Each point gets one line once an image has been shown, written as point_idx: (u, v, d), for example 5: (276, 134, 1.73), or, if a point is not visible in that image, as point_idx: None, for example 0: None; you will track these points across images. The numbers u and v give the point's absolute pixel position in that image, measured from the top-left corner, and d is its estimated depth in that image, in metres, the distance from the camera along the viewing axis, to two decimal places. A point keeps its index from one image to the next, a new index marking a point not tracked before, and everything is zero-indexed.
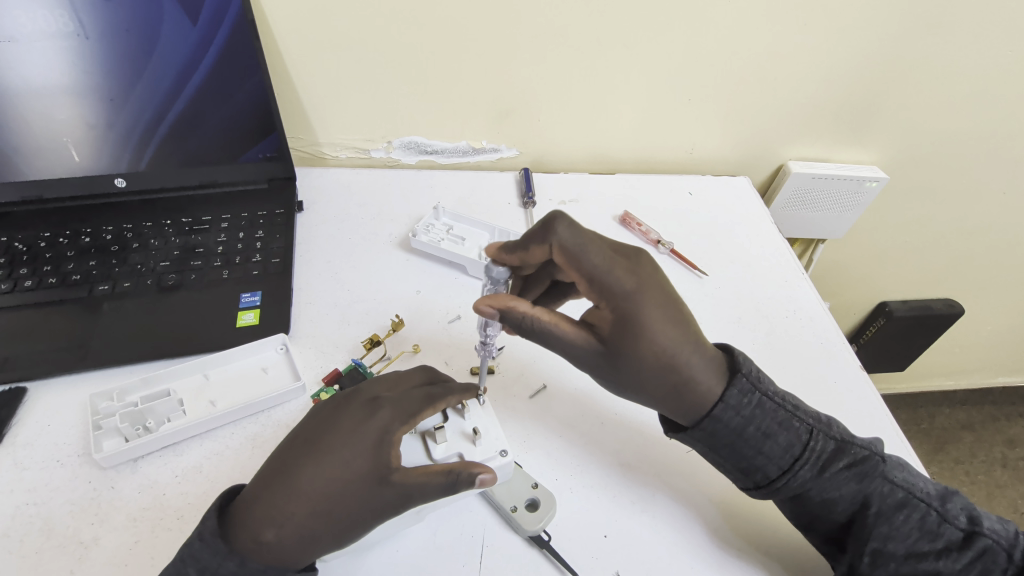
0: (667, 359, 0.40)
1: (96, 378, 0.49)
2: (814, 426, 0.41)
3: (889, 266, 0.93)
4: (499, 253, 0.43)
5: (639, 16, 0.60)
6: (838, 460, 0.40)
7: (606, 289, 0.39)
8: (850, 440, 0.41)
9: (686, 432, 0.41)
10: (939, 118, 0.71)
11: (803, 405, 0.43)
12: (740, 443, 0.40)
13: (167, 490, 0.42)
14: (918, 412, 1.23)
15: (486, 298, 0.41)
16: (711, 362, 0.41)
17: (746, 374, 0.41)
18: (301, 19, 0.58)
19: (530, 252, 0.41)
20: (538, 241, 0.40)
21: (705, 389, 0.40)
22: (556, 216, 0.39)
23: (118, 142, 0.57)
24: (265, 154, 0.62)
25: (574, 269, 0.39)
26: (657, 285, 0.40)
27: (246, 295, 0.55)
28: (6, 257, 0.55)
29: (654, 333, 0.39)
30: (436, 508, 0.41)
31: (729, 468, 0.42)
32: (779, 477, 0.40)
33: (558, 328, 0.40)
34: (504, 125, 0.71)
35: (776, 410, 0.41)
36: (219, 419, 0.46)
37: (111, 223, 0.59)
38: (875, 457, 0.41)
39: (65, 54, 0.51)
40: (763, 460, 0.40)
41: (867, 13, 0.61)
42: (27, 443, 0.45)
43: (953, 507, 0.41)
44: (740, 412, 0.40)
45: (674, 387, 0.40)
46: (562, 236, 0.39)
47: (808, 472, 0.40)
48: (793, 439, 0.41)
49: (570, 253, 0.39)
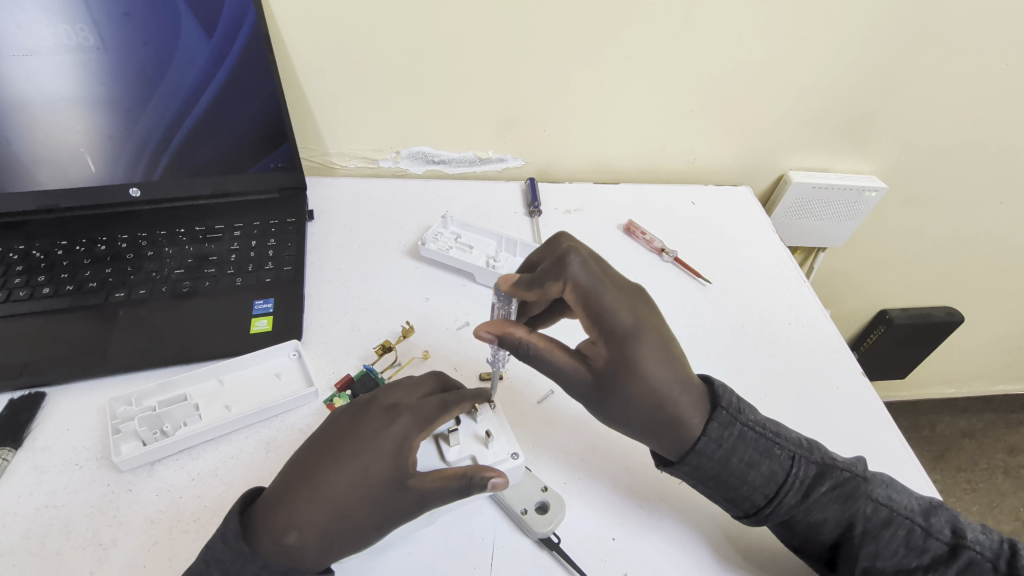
0: (658, 395, 0.41)
1: (113, 383, 0.50)
2: (795, 452, 0.42)
3: (890, 274, 0.95)
4: (514, 287, 0.41)
5: (643, 29, 0.62)
6: (821, 484, 0.41)
7: (607, 328, 0.40)
8: (831, 463, 0.42)
9: (675, 467, 0.42)
10: (936, 128, 0.72)
11: (783, 431, 0.43)
12: (726, 474, 0.41)
13: (184, 494, 0.43)
14: (920, 419, 1.24)
15: (486, 324, 0.42)
16: (696, 397, 0.42)
17: (726, 407, 0.42)
18: (314, 32, 0.60)
19: (545, 288, 0.40)
20: (554, 277, 0.39)
21: (692, 423, 0.41)
22: (572, 253, 0.39)
23: (134, 152, 0.58)
24: (276, 164, 0.63)
25: (582, 306, 0.40)
26: (653, 324, 0.42)
27: (259, 301, 0.56)
28: (24, 264, 0.57)
29: (646, 370, 0.41)
30: (448, 510, 0.42)
31: (718, 498, 0.42)
32: (767, 504, 0.41)
33: (553, 354, 0.41)
34: (510, 136, 0.72)
35: (757, 439, 0.42)
36: (234, 423, 0.47)
37: (127, 232, 0.61)
38: (856, 478, 0.42)
39: (84, 69, 0.53)
40: (749, 489, 0.41)
41: (863, 26, 0.63)
42: (45, 446, 0.46)
43: (938, 521, 0.42)
44: (722, 444, 0.41)
45: (663, 421, 0.41)
46: (578, 273, 0.39)
47: (793, 498, 0.41)
48: (775, 466, 0.41)
49: (584, 290, 0.39)
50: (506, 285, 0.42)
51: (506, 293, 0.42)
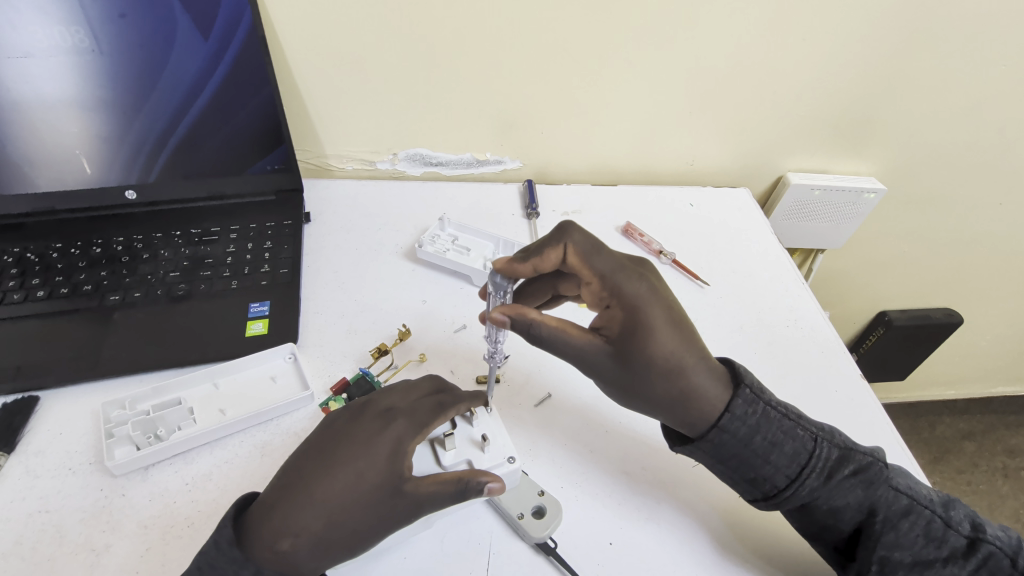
0: (674, 362, 0.40)
1: (107, 387, 0.50)
2: (818, 435, 0.42)
3: (889, 276, 0.94)
4: (510, 264, 0.43)
5: (641, 31, 0.62)
6: (844, 467, 0.41)
7: (617, 290, 0.41)
8: (853, 447, 0.42)
9: (693, 445, 0.41)
10: (935, 129, 0.72)
11: (806, 414, 0.43)
12: (748, 454, 0.40)
13: (178, 498, 0.43)
14: (919, 421, 1.24)
15: (498, 307, 0.42)
16: (714, 371, 0.42)
17: (750, 385, 0.42)
18: (312, 34, 0.60)
19: (543, 258, 0.42)
20: (552, 245, 0.42)
21: (712, 397, 0.41)
22: (569, 223, 0.42)
23: (130, 154, 0.58)
24: (273, 166, 0.63)
25: (585, 271, 0.42)
26: (661, 293, 0.42)
27: (255, 304, 0.56)
28: (18, 267, 0.56)
29: (661, 335, 0.40)
30: (444, 515, 0.42)
31: (738, 480, 0.41)
32: (788, 486, 0.40)
33: (567, 333, 0.40)
34: (508, 138, 0.72)
35: (782, 419, 0.41)
36: (229, 428, 0.46)
37: (122, 234, 0.60)
38: (878, 464, 0.41)
39: (80, 71, 0.52)
40: (771, 470, 0.40)
41: (862, 26, 0.62)
42: (38, 451, 0.45)
43: (956, 514, 0.41)
44: (747, 421, 0.41)
45: (682, 393, 0.40)
46: (575, 238, 0.42)
47: (816, 481, 0.40)
48: (799, 448, 0.41)
49: (584, 255, 0.42)
50: (501, 264, 0.43)
51: (503, 274, 0.43)
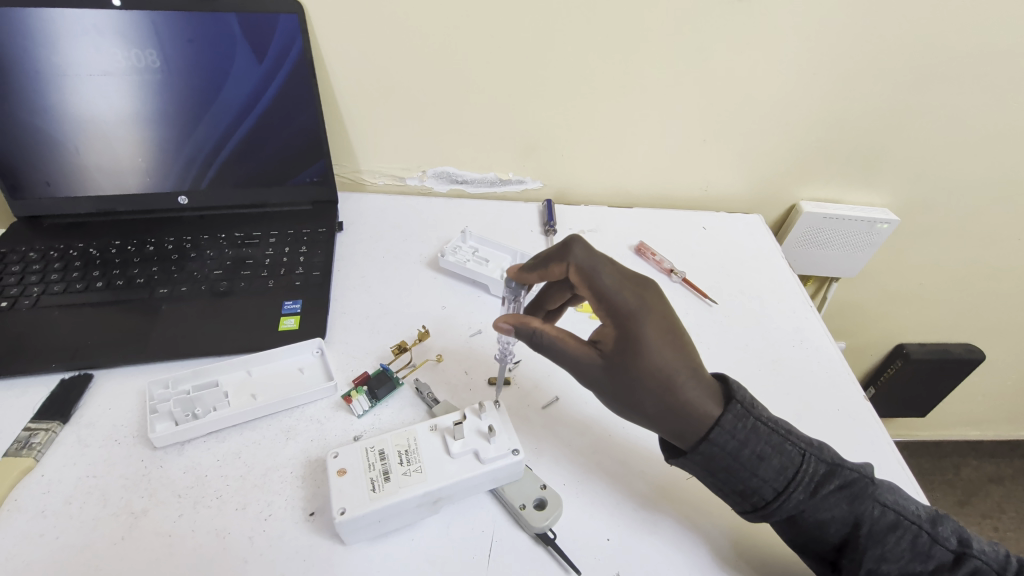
0: (664, 379, 0.42)
1: (152, 370, 0.55)
2: (806, 449, 0.42)
3: (907, 309, 0.94)
4: (521, 272, 0.48)
5: (658, 64, 0.66)
6: (830, 482, 0.41)
7: (614, 308, 0.43)
8: (841, 463, 0.42)
9: (684, 457, 0.43)
10: (947, 164, 0.74)
11: (796, 429, 0.44)
12: (736, 466, 0.41)
13: (209, 472, 0.47)
14: (943, 461, 1.21)
15: (504, 316, 0.47)
16: (707, 387, 0.43)
17: (741, 401, 0.43)
18: (355, 60, 0.66)
19: (548, 270, 0.46)
20: (557, 260, 0.45)
21: (702, 412, 0.42)
22: (573, 239, 0.44)
23: (186, 162, 0.64)
24: (312, 178, 0.69)
25: (586, 288, 0.44)
26: (660, 310, 0.44)
27: (288, 302, 0.61)
28: (82, 260, 0.62)
29: (652, 353, 0.42)
30: (451, 502, 0.45)
31: (726, 491, 0.42)
32: (775, 498, 0.41)
33: (564, 342, 0.44)
34: (530, 160, 0.77)
35: (770, 434, 0.42)
36: (258, 411, 0.50)
37: (173, 235, 0.66)
38: (865, 479, 0.42)
39: (151, 87, 0.59)
40: (758, 482, 0.41)
41: (872, 64, 0.65)
42: (89, 422, 0.50)
43: (944, 529, 0.42)
44: (735, 435, 0.41)
45: (671, 408, 0.42)
46: (577, 255, 0.44)
47: (802, 494, 0.41)
48: (786, 462, 0.42)
49: (584, 272, 0.44)
50: (513, 271, 0.49)
51: (516, 280, 0.49)
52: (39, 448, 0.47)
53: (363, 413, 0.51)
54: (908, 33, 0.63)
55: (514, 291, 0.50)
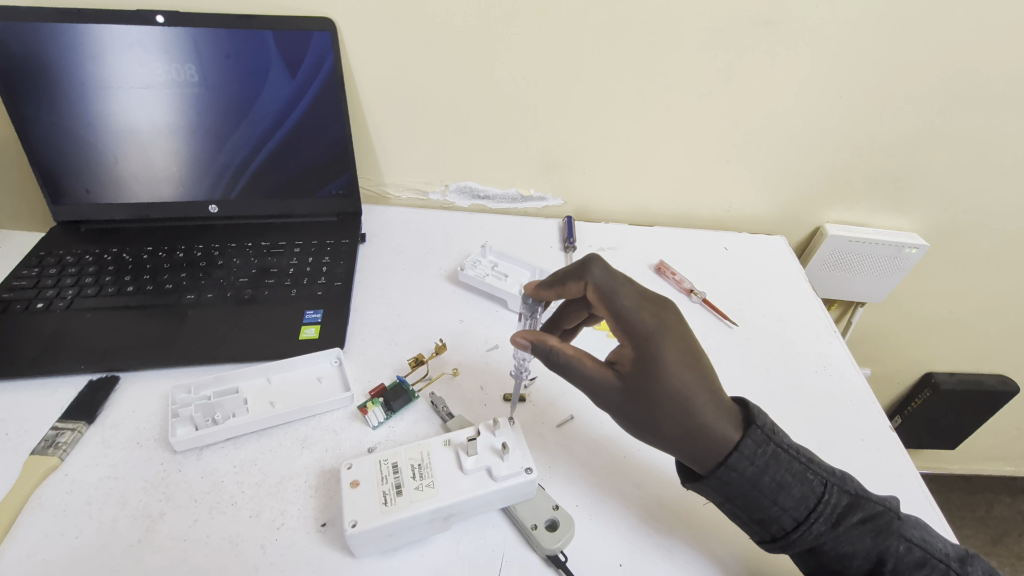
0: (683, 401, 0.41)
1: (175, 375, 0.56)
2: (828, 479, 0.41)
3: (937, 337, 0.91)
4: (537, 288, 0.49)
5: (683, 84, 0.66)
6: (852, 514, 0.40)
7: (632, 327, 0.43)
8: (865, 495, 0.41)
9: (701, 481, 0.42)
10: (980, 189, 0.72)
11: (818, 458, 0.43)
12: (755, 493, 0.40)
13: (225, 478, 0.47)
14: (974, 497, 1.16)
15: (522, 331, 0.46)
16: (725, 410, 0.42)
17: (761, 426, 0.42)
18: (383, 77, 0.67)
19: (566, 288, 0.47)
20: (574, 278, 0.46)
21: (722, 436, 0.41)
22: (591, 258, 0.45)
23: (219, 172, 0.67)
24: (338, 190, 0.70)
25: (605, 307, 0.44)
26: (678, 331, 0.44)
27: (310, 311, 0.62)
28: (115, 265, 0.64)
29: (671, 374, 0.42)
30: (462, 519, 0.44)
31: (744, 519, 0.41)
32: (795, 529, 0.40)
33: (582, 362, 0.44)
34: (552, 177, 0.77)
35: (791, 461, 0.41)
36: (276, 419, 0.51)
37: (203, 242, 0.68)
38: (889, 513, 0.40)
39: (189, 99, 0.62)
40: (778, 511, 0.40)
41: (902, 86, 0.64)
42: (113, 424, 0.51)
43: (973, 570, 0.40)
44: (754, 461, 0.40)
45: (689, 431, 0.41)
46: (595, 274, 0.44)
47: (823, 526, 0.40)
48: (807, 491, 0.40)
49: (602, 291, 0.44)
50: (530, 289, 0.50)
51: (532, 297, 0.50)
52: (65, 447, 0.49)
53: (378, 425, 0.52)
54: (939, 55, 0.62)
55: (533, 306, 0.50)
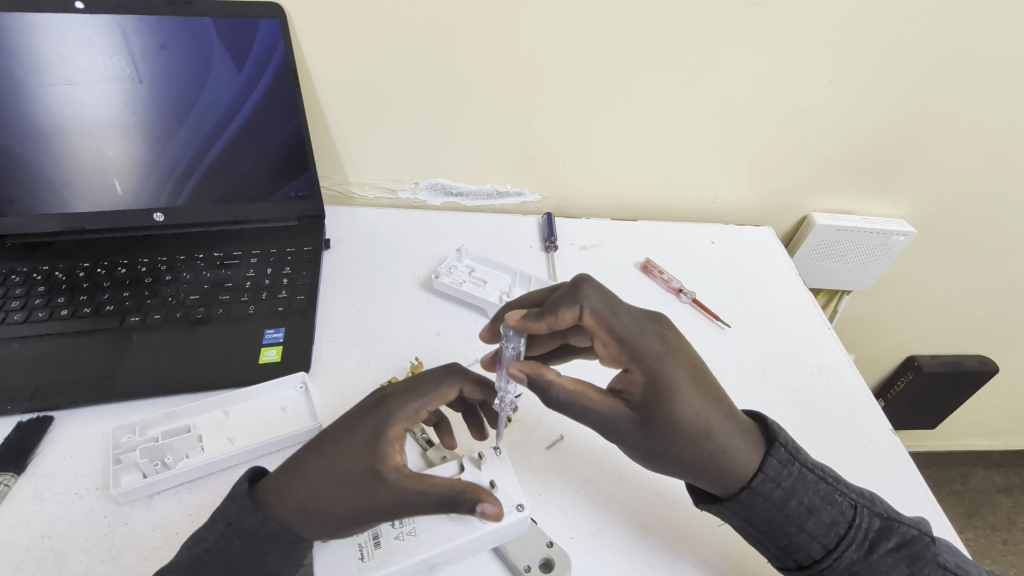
0: (703, 427, 0.38)
1: (119, 411, 0.50)
2: (858, 501, 0.40)
3: (920, 321, 0.91)
4: (524, 320, 0.40)
5: (666, 70, 0.62)
6: (885, 540, 0.38)
7: (639, 352, 0.39)
8: (897, 518, 0.39)
9: (722, 505, 0.39)
10: (968, 174, 0.70)
11: (845, 479, 0.41)
12: (782, 519, 0.39)
13: (180, 529, 0.42)
14: (950, 472, 1.19)
15: (518, 363, 0.40)
16: (743, 429, 0.40)
17: (784, 444, 0.40)
18: (341, 67, 0.61)
19: (558, 318, 0.39)
20: (567, 304, 0.39)
21: (741, 456, 0.39)
22: (584, 279, 0.39)
23: (160, 178, 0.60)
24: (297, 193, 0.64)
25: (605, 332, 0.40)
26: (682, 349, 0.40)
27: (270, 331, 0.56)
28: (45, 285, 0.57)
29: (686, 399, 0.38)
30: (449, 564, 0.41)
31: (770, 546, 0.40)
32: (824, 557, 0.38)
33: (587, 396, 0.39)
34: (529, 171, 0.72)
35: (819, 483, 0.39)
36: (236, 457, 0.46)
37: (147, 256, 0.61)
38: (924, 538, 0.39)
39: (118, 97, 0.54)
40: (806, 538, 0.39)
41: (893, 69, 0.61)
42: (47, 473, 0.45)
43: None
44: (781, 484, 0.39)
45: (710, 457, 0.38)
46: (592, 298, 0.39)
47: (854, 553, 0.38)
48: (837, 516, 0.39)
49: (602, 316, 0.39)
50: (513, 321, 0.41)
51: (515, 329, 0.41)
52: None
53: None
54: (932, 36, 0.59)
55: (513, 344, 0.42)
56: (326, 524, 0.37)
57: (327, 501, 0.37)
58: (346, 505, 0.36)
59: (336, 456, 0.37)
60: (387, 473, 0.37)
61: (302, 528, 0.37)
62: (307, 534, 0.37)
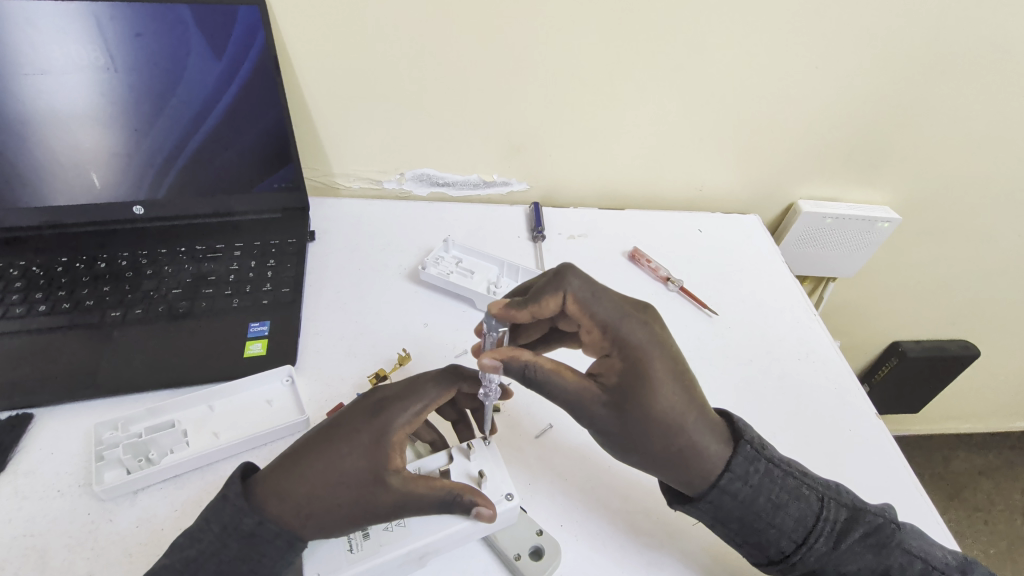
0: (674, 421, 0.39)
1: (101, 407, 0.49)
2: (824, 494, 0.40)
3: (904, 307, 0.92)
4: (507, 309, 0.40)
5: (652, 57, 0.62)
6: (852, 530, 0.39)
7: (621, 341, 0.39)
8: (864, 507, 0.40)
9: (692, 504, 0.40)
10: (950, 161, 0.71)
11: (810, 471, 0.42)
12: (751, 516, 0.39)
13: (165, 525, 0.42)
14: (933, 455, 1.21)
15: (490, 351, 0.40)
16: (713, 426, 0.40)
17: (749, 441, 0.40)
18: (322, 55, 0.60)
19: (540, 304, 0.40)
20: (550, 292, 0.39)
21: (709, 454, 0.39)
22: (568, 267, 0.40)
23: (139, 170, 0.58)
24: (280, 184, 0.63)
25: (587, 319, 0.40)
26: (664, 342, 0.41)
27: (255, 324, 0.56)
28: (23, 281, 0.56)
29: (661, 391, 0.39)
30: (439, 554, 0.41)
31: (742, 543, 0.40)
32: (795, 551, 0.39)
33: (563, 376, 0.40)
34: (516, 161, 0.72)
35: (785, 477, 0.40)
36: (222, 452, 0.46)
37: (127, 249, 0.60)
38: (890, 525, 0.39)
39: (94, 87, 0.53)
40: (776, 534, 0.39)
41: (878, 56, 0.62)
42: (28, 470, 0.44)
43: None
44: (748, 481, 0.39)
45: (680, 451, 0.39)
46: (574, 286, 0.39)
47: (823, 545, 0.39)
48: (805, 509, 0.39)
49: (584, 303, 0.39)
50: (495, 309, 0.40)
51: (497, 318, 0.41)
52: None
53: None
54: (917, 22, 0.59)
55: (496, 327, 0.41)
56: (324, 515, 0.37)
57: (328, 493, 0.37)
58: (347, 501, 0.37)
59: (342, 449, 0.38)
60: (389, 476, 0.38)
61: (298, 520, 0.37)
62: (305, 535, 0.37)
